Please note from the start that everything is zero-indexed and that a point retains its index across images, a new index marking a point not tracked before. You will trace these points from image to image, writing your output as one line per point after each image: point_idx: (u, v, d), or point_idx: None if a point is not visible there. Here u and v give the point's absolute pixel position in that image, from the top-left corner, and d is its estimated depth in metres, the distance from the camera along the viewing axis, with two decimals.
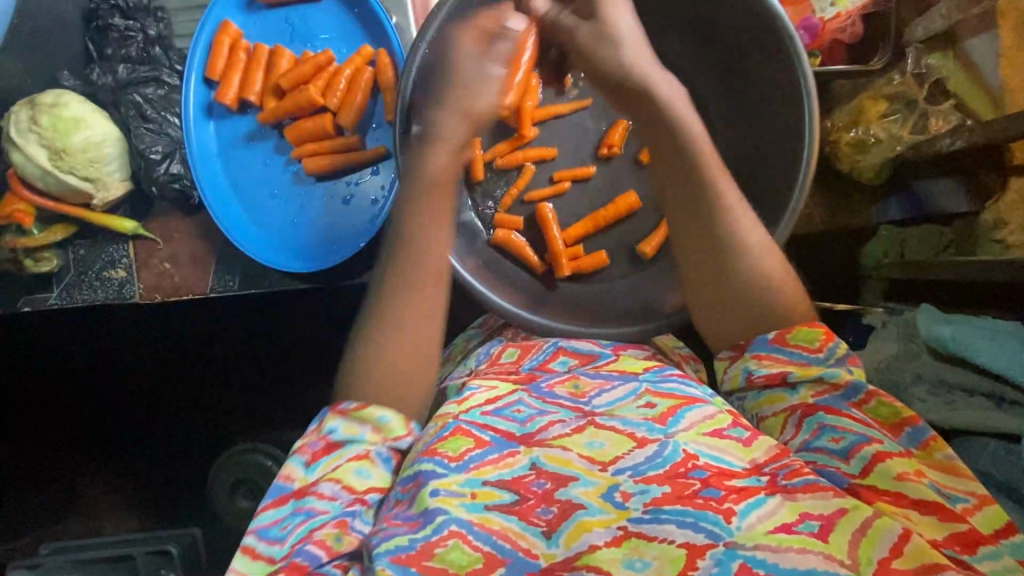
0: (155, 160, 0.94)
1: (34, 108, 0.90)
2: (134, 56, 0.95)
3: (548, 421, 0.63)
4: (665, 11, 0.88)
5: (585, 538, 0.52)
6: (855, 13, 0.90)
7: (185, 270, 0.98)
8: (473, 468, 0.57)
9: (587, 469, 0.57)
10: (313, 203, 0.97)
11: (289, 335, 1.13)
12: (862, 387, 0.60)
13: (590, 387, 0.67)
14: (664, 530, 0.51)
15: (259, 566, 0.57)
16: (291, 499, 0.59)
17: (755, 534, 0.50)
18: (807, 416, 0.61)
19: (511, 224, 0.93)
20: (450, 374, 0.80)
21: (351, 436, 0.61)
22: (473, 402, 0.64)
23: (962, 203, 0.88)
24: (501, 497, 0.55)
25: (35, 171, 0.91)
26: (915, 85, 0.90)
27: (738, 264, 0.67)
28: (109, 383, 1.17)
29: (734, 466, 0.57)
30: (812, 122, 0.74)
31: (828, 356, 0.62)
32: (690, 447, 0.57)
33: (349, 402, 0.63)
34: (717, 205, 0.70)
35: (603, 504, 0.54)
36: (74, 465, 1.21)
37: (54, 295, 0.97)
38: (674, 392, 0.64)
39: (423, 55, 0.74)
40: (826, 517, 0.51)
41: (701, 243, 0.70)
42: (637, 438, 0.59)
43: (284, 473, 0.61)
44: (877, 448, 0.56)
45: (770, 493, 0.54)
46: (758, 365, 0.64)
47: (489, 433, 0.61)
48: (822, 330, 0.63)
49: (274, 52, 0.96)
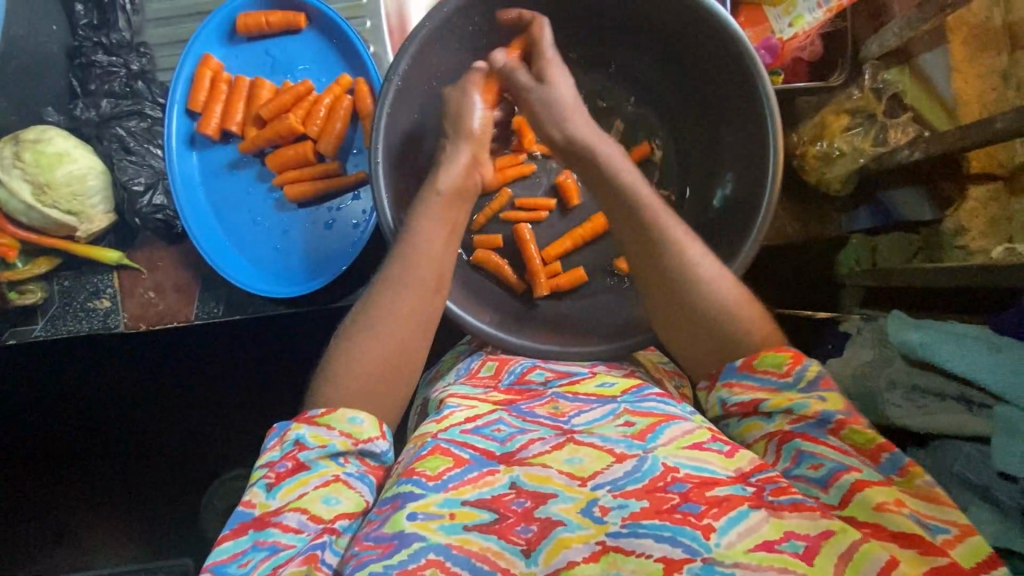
0: (138, 191, 0.96)
1: (17, 144, 0.91)
2: (117, 91, 0.97)
3: (527, 439, 0.63)
4: (632, 36, 0.91)
5: (564, 554, 0.52)
6: (813, 33, 0.95)
7: (169, 298, 0.99)
8: (451, 488, 0.57)
9: (567, 484, 0.57)
10: (298, 226, 0.98)
11: (271, 361, 1.13)
12: (834, 415, 0.58)
13: (569, 408, 0.68)
14: (642, 545, 0.52)
15: None
16: (252, 528, 0.56)
17: (735, 552, 0.50)
18: (785, 444, 0.59)
19: (490, 244, 0.96)
20: (434, 387, 0.81)
21: (318, 451, 0.60)
22: (453, 420, 0.66)
23: (925, 211, 0.92)
24: (481, 517, 0.55)
25: (19, 206, 0.92)
26: (874, 100, 0.93)
27: (697, 293, 0.68)
28: (93, 418, 1.17)
29: (717, 474, 0.56)
30: (776, 142, 0.77)
31: (797, 380, 0.60)
32: (670, 460, 0.57)
33: (316, 410, 0.63)
34: (671, 237, 0.70)
35: (582, 519, 0.54)
36: (60, 500, 1.20)
37: (39, 327, 0.98)
38: (652, 410, 0.64)
39: (397, 88, 0.79)
40: (812, 539, 0.51)
41: (661, 276, 0.70)
42: (615, 453, 0.59)
43: (246, 499, 0.58)
44: (856, 476, 0.54)
45: (754, 506, 0.53)
46: (730, 394, 0.63)
47: (468, 451, 0.61)
48: (789, 353, 0.62)
49: (254, 83, 0.98)
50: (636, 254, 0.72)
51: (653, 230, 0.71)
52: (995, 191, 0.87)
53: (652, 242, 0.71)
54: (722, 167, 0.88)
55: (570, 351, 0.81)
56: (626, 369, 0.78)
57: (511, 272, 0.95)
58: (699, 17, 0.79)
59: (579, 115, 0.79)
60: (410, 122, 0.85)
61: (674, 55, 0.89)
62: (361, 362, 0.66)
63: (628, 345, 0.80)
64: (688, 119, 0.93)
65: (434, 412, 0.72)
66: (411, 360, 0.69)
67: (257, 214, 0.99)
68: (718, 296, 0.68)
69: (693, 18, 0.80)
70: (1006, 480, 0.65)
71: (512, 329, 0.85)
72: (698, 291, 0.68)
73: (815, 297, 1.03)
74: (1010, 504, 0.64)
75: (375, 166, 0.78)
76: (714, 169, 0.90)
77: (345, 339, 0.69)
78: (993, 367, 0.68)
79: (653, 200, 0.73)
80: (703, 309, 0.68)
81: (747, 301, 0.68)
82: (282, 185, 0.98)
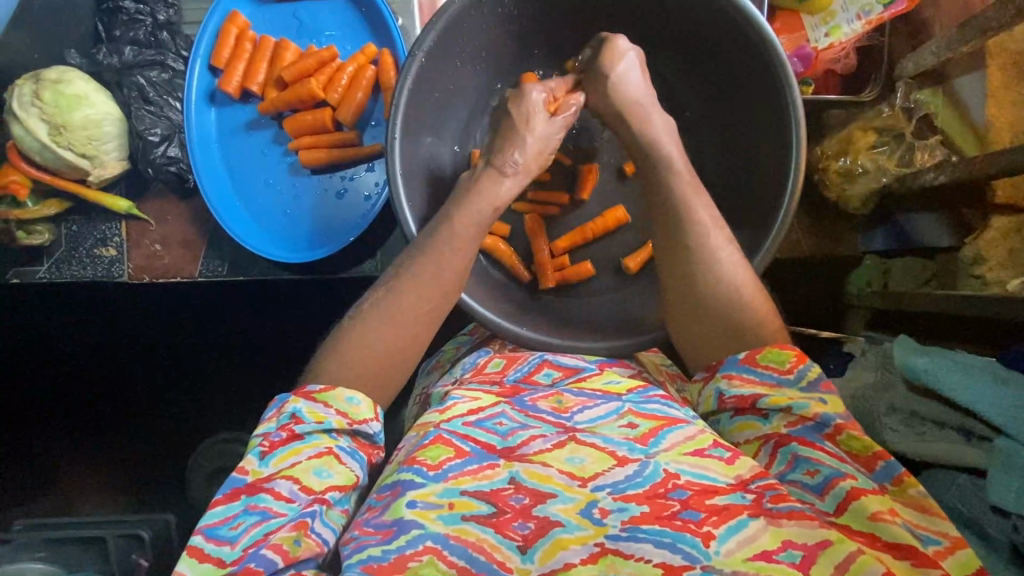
0: (153, 142, 0.95)
1: (37, 83, 0.90)
2: (141, 39, 0.96)
3: (529, 436, 0.61)
4: (661, 34, 0.89)
5: (560, 555, 0.51)
6: (848, 46, 0.93)
7: (175, 252, 1.01)
8: (451, 477, 0.56)
9: (567, 484, 0.56)
10: (309, 194, 0.98)
11: (270, 330, 1.12)
12: (833, 419, 0.57)
13: (572, 403, 0.66)
14: (642, 549, 0.50)
15: (207, 569, 0.52)
16: (243, 494, 0.55)
17: (734, 561, 0.49)
18: (781, 447, 0.59)
19: (499, 233, 0.96)
20: (436, 382, 0.80)
21: (315, 424, 0.58)
22: (456, 411, 0.64)
23: (943, 237, 0.90)
24: (478, 508, 0.54)
25: (34, 145, 0.91)
26: (904, 119, 0.92)
27: (719, 285, 0.68)
28: (87, 364, 1.17)
29: (717, 482, 0.55)
30: (796, 171, 0.75)
31: (799, 379, 0.60)
32: (671, 466, 0.56)
33: (316, 385, 0.62)
34: (697, 218, 0.71)
35: (581, 520, 0.53)
36: (51, 447, 1.21)
37: (44, 269, 1.00)
38: (656, 413, 0.63)
39: (420, 63, 0.78)
40: (810, 548, 0.49)
41: (680, 265, 0.70)
42: (617, 456, 0.57)
43: (239, 466, 0.57)
44: (851, 484, 0.53)
45: (753, 515, 0.52)
46: (729, 386, 0.63)
47: (470, 443, 0.60)
48: (792, 352, 0.62)
49: (279, 45, 0.97)
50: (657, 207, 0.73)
51: (676, 202, 0.72)
52: (1017, 224, 0.85)
53: (678, 223, 0.71)
54: (742, 177, 0.86)
55: (569, 344, 0.80)
56: (633, 371, 0.77)
57: (520, 263, 0.94)
58: (733, 21, 0.77)
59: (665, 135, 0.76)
60: (428, 100, 0.83)
61: (705, 61, 0.87)
62: (358, 340, 0.66)
63: (629, 345, 0.79)
64: (706, 126, 0.92)
65: (439, 401, 0.72)
66: (407, 337, 0.68)
67: (270, 178, 0.98)
68: (723, 279, 0.68)
69: (725, 20, 0.78)
70: (997, 513, 0.64)
71: (516, 318, 0.84)
72: (713, 283, 0.68)
73: (822, 316, 1.03)
74: (998, 539, 0.63)
75: (390, 140, 0.76)
76: (728, 177, 0.88)
77: (360, 320, 0.67)
78: (998, 399, 0.67)
79: (691, 186, 0.73)
80: (718, 306, 0.68)
81: (761, 297, 0.68)
82: (298, 150, 0.97)
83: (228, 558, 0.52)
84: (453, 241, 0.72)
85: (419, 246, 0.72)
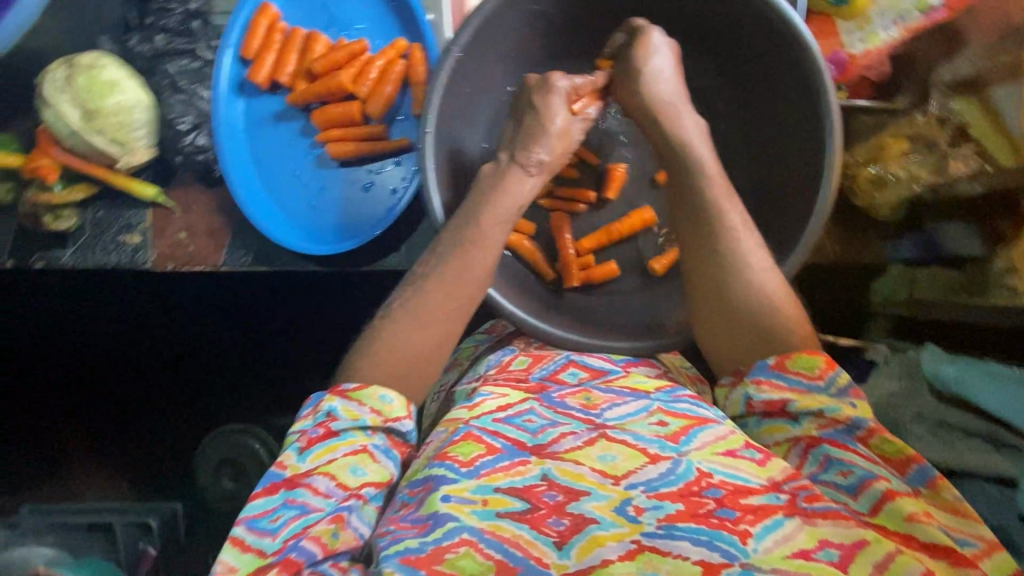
0: (182, 130, 0.96)
1: (70, 68, 0.92)
2: (172, 27, 0.96)
3: (560, 433, 0.61)
4: (693, 38, 0.89)
5: (598, 552, 0.50)
6: (886, 53, 0.93)
7: (200, 241, 0.99)
8: (483, 475, 0.56)
9: (600, 482, 0.55)
10: (336, 186, 0.98)
11: (293, 322, 1.14)
12: (864, 422, 0.57)
13: (601, 400, 0.67)
14: (679, 547, 0.49)
15: (249, 560, 0.52)
16: (282, 488, 0.55)
17: (773, 558, 0.48)
18: (812, 448, 0.59)
19: (524, 230, 0.95)
20: (459, 379, 0.80)
21: (349, 421, 0.59)
22: (484, 408, 0.64)
23: (974, 247, 0.91)
24: (513, 505, 0.53)
25: (64, 130, 0.93)
26: (937, 128, 0.91)
27: (750, 289, 0.68)
28: (107, 352, 1.18)
29: (749, 482, 0.54)
30: (829, 177, 0.74)
31: (829, 385, 0.60)
32: (704, 465, 0.56)
33: (350, 383, 0.62)
34: (728, 219, 0.71)
35: (615, 518, 0.52)
36: (68, 432, 1.22)
37: (67, 254, 0.98)
38: (686, 412, 0.63)
39: (456, 59, 0.77)
40: (846, 548, 0.49)
41: (705, 265, 0.70)
42: (649, 454, 0.57)
43: (278, 461, 0.58)
44: (885, 485, 0.53)
45: (788, 515, 0.52)
46: (757, 391, 0.62)
47: (501, 439, 0.60)
48: (823, 358, 0.61)
49: (310, 37, 0.98)
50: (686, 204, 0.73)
51: (709, 201, 0.71)
52: None
53: (708, 224, 0.71)
54: (771, 182, 0.86)
55: (595, 342, 0.79)
56: (657, 371, 0.78)
57: (545, 262, 0.94)
58: (771, 24, 0.77)
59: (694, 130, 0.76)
60: (460, 97, 0.83)
61: (739, 65, 0.87)
62: (390, 334, 0.66)
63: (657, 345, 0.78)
64: (736, 130, 0.92)
65: (465, 397, 0.71)
66: (439, 332, 0.68)
67: (297, 170, 0.98)
68: (755, 283, 0.68)
69: (762, 23, 0.78)
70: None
71: (543, 316, 0.83)
72: (743, 287, 0.68)
73: (843, 324, 1.03)
74: None
75: (423, 135, 0.77)
76: (757, 181, 0.88)
77: (393, 316, 0.68)
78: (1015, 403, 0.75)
79: (723, 186, 0.72)
80: (749, 311, 0.67)
81: (792, 302, 0.68)
82: (325, 142, 0.98)
83: (268, 549, 0.52)
84: (488, 239, 0.72)
85: (450, 237, 0.72)
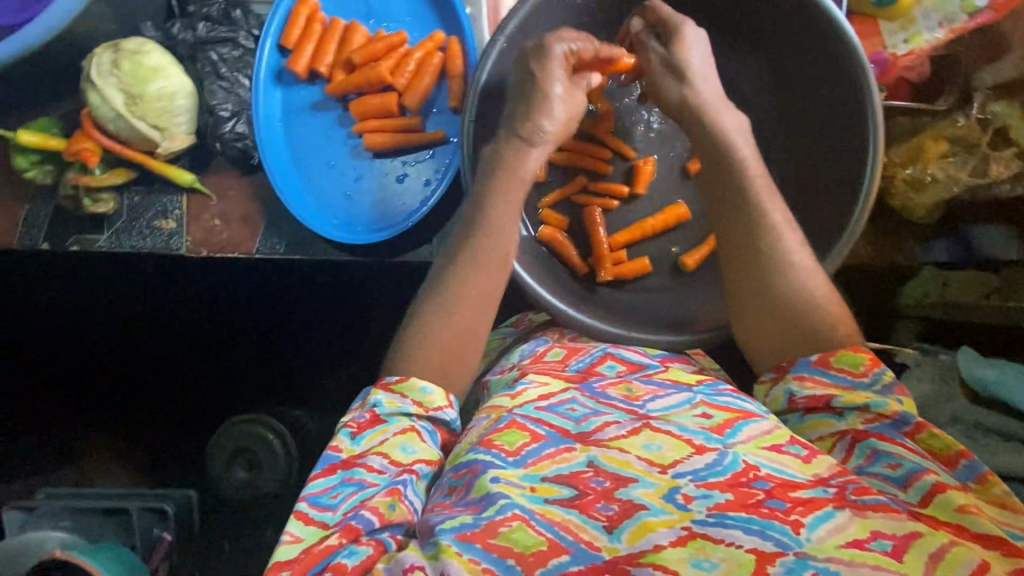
0: (224, 117, 0.96)
1: (116, 52, 0.93)
2: (214, 15, 0.97)
3: (603, 422, 0.62)
4: (734, 37, 0.90)
5: (649, 537, 0.50)
6: (926, 55, 0.94)
7: (233, 227, 1.00)
8: (531, 464, 0.56)
9: (647, 470, 0.56)
10: (371, 176, 0.99)
11: (322, 310, 1.15)
12: (911, 417, 0.58)
13: (642, 392, 0.67)
14: (731, 535, 0.49)
15: (314, 531, 0.54)
16: (340, 468, 0.57)
17: (826, 548, 0.48)
18: (858, 442, 0.59)
19: (558, 224, 0.96)
20: (492, 368, 0.81)
21: (393, 408, 0.60)
22: (527, 397, 0.65)
23: (1011, 250, 0.93)
24: (561, 493, 0.54)
25: (109, 114, 0.94)
26: (978, 130, 0.91)
27: (791, 285, 0.68)
28: (139, 335, 1.19)
29: (795, 477, 0.55)
30: (872, 177, 0.75)
31: (873, 382, 0.61)
32: (750, 458, 0.56)
33: (393, 376, 0.64)
34: (771, 213, 0.70)
35: (665, 505, 0.52)
36: (98, 413, 1.23)
37: (104, 238, 1.00)
38: (731, 405, 0.63)
39: (501, 48, 0.79)
40: (900, 538, 0.48)
41: (749, 262, 0.70)
42: (694, 445, 0.58)
43: (331, 445, 0.59)
44: (936, 478, 0.53)
45: (838, 507, 0.51)
46: (800, 386, 0.64)
47: (544, 427, 0.61)
48: (868, 355, 0.63)
49: (349, 28, 0.98)
50: (726, 197, 0.72)
51: (751, 196, 0.71)
52: None
53: (749, 219, 0.71)
54: (810, 181, 0.86)
55: (632, 332, 0.82)
56: (694, 367, 0.77)
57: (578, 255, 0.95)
58: (817, 23, 0.77)
59: (736, 128, 0.74)
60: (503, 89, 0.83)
61: (781, 64, 0.87)
62: (434, 320, 0.67)
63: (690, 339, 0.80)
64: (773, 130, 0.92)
65: (505, 386, 0.72)
66: (481, 319, 0.68)
67: (332, 159, 0.99)
68: (795, 279, 0.68)
69: (808, 22, 0.79)
70: None
71: (576, 305, 0.85)
72: (784, 283, 0.68)
73: (872, 325, 1.03)
74: None
75: (465, 125, 0.79)
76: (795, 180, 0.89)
77: (436, 303, 0.68)
78: None
79: (763, 181, 0.72)
80: (790, 306, 0.67)
81: (833, 299, 0.68)
82: (362, 133, 0.98)
83: (331, 523, 0.54)
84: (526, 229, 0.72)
85: (487, 224, 0.70)
